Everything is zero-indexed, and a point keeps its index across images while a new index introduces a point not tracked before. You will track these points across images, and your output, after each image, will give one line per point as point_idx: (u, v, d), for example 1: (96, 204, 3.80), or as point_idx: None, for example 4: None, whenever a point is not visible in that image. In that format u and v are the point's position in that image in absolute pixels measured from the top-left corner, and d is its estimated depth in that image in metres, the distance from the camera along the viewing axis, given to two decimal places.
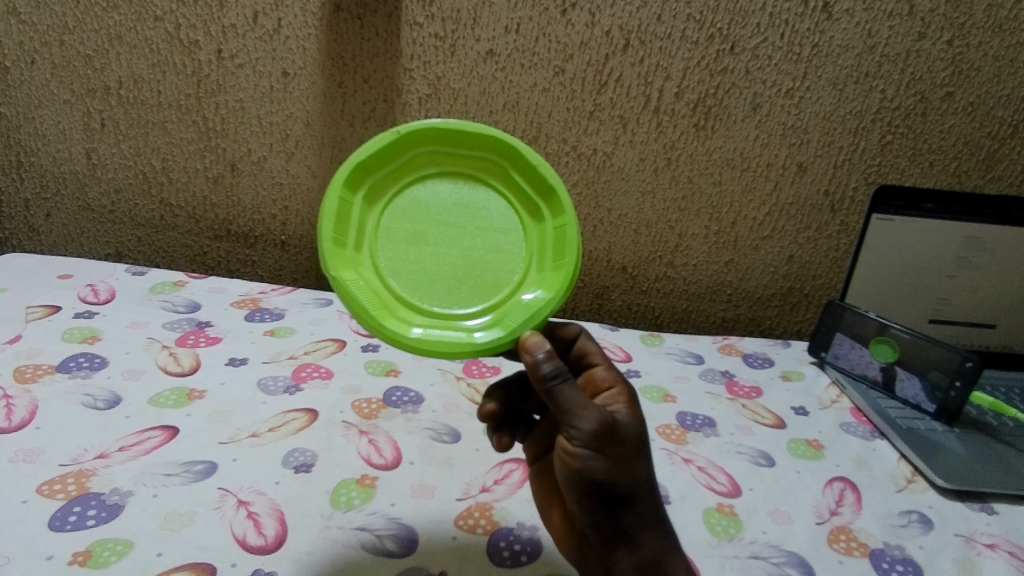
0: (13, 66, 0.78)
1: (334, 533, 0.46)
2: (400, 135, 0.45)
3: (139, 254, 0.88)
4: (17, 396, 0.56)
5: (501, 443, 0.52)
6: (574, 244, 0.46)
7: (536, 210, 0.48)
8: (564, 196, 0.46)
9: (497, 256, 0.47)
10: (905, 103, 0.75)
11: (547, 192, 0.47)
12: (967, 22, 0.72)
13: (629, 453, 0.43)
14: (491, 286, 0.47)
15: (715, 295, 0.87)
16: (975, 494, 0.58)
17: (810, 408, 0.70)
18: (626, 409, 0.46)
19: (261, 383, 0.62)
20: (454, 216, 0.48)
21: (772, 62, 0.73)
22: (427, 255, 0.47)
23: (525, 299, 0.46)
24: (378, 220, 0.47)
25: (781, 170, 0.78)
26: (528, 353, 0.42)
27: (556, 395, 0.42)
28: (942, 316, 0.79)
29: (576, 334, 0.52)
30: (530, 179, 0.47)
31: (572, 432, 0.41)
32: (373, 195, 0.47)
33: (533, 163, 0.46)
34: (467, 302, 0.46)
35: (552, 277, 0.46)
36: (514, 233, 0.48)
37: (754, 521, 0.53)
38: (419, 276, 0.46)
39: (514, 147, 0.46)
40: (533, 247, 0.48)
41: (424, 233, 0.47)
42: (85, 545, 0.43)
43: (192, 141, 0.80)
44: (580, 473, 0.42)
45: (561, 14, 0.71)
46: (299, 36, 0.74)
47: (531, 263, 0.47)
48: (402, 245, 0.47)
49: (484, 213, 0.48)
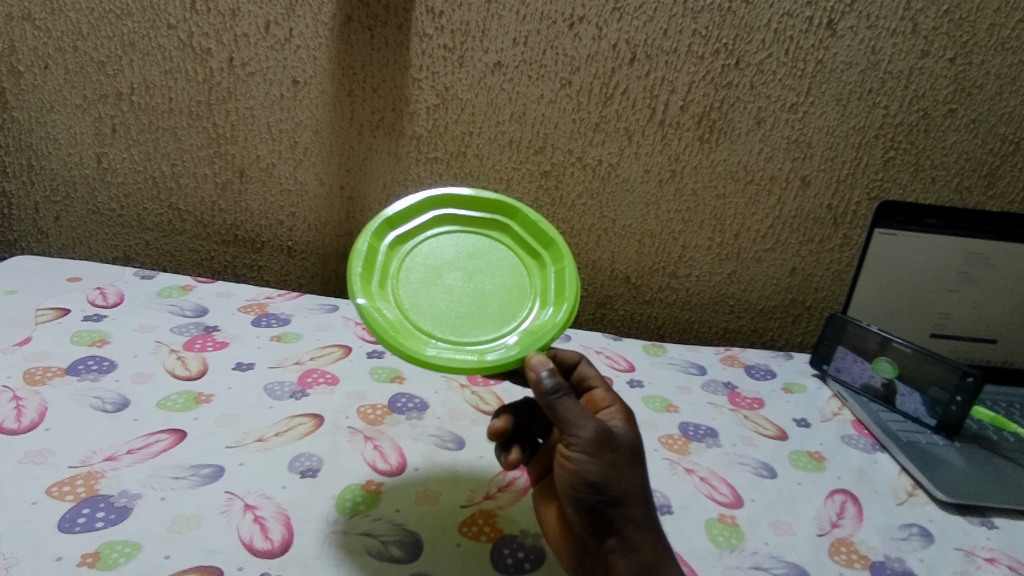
0: (27, 71, 0.79)
1: (339, 538, 0.47)
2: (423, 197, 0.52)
3: (146, 258, 0.89)
4: (27, 397, 0.57)
5: (511, 462, 0.50)
6: (572, 280, 0.49)
7: (539, 259, 0.52)
8: (563, 244, 0.51)
9: (505, 295, 0.50)
10: (907, 119, 0.76)
11: (548, 244, 0.52)
12: (970, 40, 0.73)
13: (625, 460, 0.44)
14: (501, 318, 0.48)
15: (718, 306, 0.87)
16: (976, 509, 0.59)
17: (812, 420, 0.71)
18: (623, 424, 0.47)
19: (268, 388, 0.63)
20: (467, 263, 0.51)
21: (776, 77, 0.74)
22: (444, 293, 0.49)
23: (532, 329, 0.47)
24: (400, 265, 0.50)
25: (784, 184, 0.79)
26: (532, 370, 0.43)
27: (557, 407, 0.43)
28: (944, 330, 0.79)
29: (576, 361, 0.53)
30: (532, 236, 0.53)
31: (571, 439, 0.43)
32: (396, 245, 0.51)
33: (534, 219, 0.52)
34: (478, 331, 0.47)
35: (555, 309, 0.48)
36: (521, 277, 0.51)
37: (756, 533, 0.53)
38: (437, 310, 0.48)
39: (518, 208, 0.53)
40: (537, 288, 0.50)
41: (440, 276, 0.50)
42: (94, 546, 0.43)
43: (202, 146, 0.81)
44: (580, 480, 0.42)
45: (568, 28, 0.72)
46: (309, 45, 0.75)
47: (535, 301, 0.50)
48: (422, 285, 0.49)
49: (495, 261, 0.52)
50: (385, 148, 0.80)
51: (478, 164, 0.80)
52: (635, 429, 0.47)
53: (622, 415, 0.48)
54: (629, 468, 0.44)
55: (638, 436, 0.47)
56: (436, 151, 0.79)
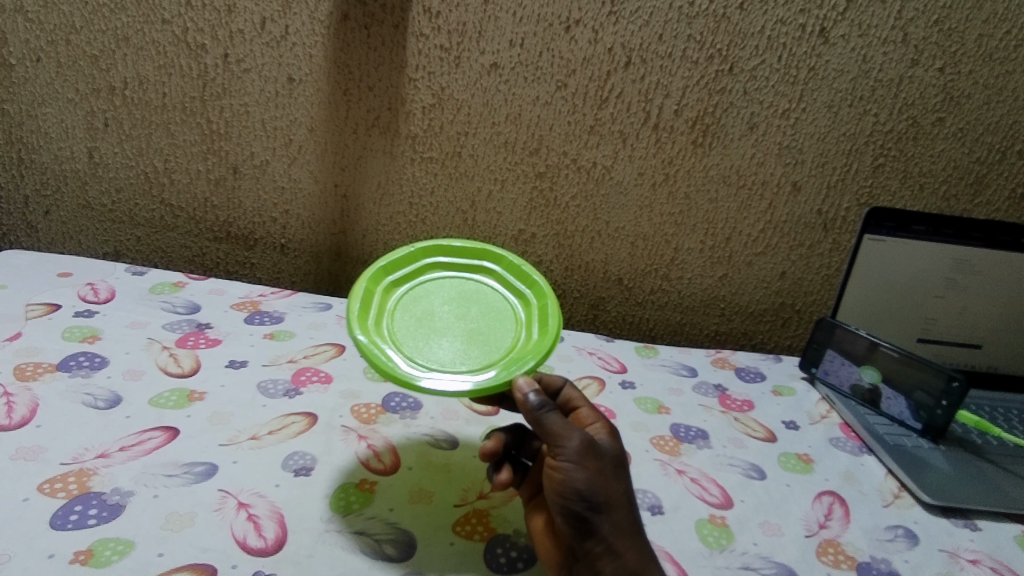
0: (18, 63, 0.78)
1: (334, 537, 0.47)
2: (415, 247, 0.55)
3: (137, 254, 0.88)
4: (17, 394, 0.56)
5: (501, 483, 0.49)
6: (555, 312, 0.51)
7: (523, 300, 0.54)
8: (545, 282, 0.53)
9: (493, 330, 0.52)
10: (897, 127, 0.77)
11: (531, 285, 0.54)
12: (959, 51, 0.74)
13: (607, 468, 0.44)
14: (491, 350, 0.50)
15: (709, 309, 0.88)
16: (960, 511, 0.60)
17: (801, 423, 0.72)
18: (609, 438, 0.48)
19: (261, 387, 0.63)
20: (457, 304, 0.54)
21: (769, 83, 0.75)
22: (437, 330, 0.51)
23: (519, 356, 0.49)
24: (394, 306, 0.53)
25: (775, 190, 0.80)
26: (518, 391, 0.45)
27: (545, 423, 0.44)
28: (930, 336, 0.81)
29: (561, 385, 0.52)
30: (516, 279, 0.55)
31: (559, 449, 0.43)
32: (391, 288, 0.54)
33: (517, 262, 0.55)
34: (469, 362, 0.49)
35: (539, 338, 0.50)
36: (507, 316, 0.53)
37: (745, 533, 0.54)
38: (430, 344, 0.50)
39: (501, 255, 0.56)
40: (523, 324, 0.52)
41: (432, 315, 0.53)
42: (87, 544, 0.43)
43: (196, 142, 0.81)
44: (564, 486, 0.43)
45: (564, 31, 0.73)
46: (305, 43, 0.75)
47: (522, 334, 0.51)
48: (415, 323, 0.52)
49: (483, 303, 0.54)
50: (380, 147, 0.80)
51: (473, 164, 0.80)
52: (621, 442, 0.48)
53: (608, 428, 0.48)
54: (613, 476, 0.45)
55: (624, 448, 0.48)
56: (431, 150, 0.79)
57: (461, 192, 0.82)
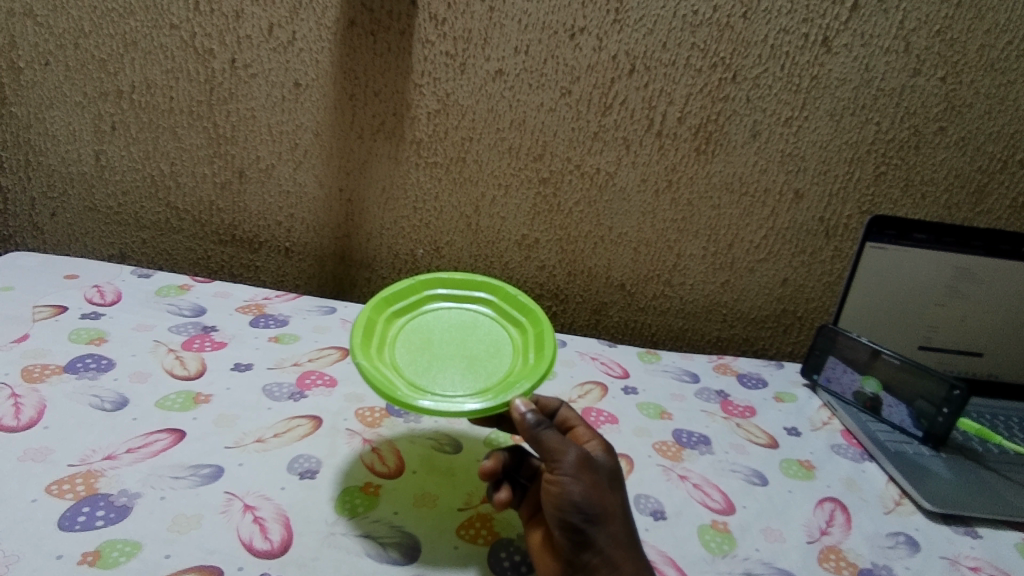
0: (27, 66, 0.79)
1: (338, 540, 0.47)
2: (416, 279, 0.56)
3: (143, 256, 0.89)
4: (25, 395, 0.57)
5: (501, 502, 0.49)
6: (551, 338, 0.51)
7: (519, 328, 0.55)
8: (540, 309, 0.54)
9: (490, 357, 0.52)
10: (899, 136, 0.78)
11: (527, 313, 0.55)
12: (961, 60, 0.74)
13: (603, 482, 0.45)
14: (488, 377, 0.50)
15: (711, 315, 0.89)
16: (960, 519, 0.60)
17: (803, 429, 0.72)
18: (604, 454, 0.48)
19: (267, 390, 0.63)
20: (456, 333, 0.54)
21: (772, 91, 0.75)
22: (437, 358, 0.52)
23: (514, 379, 0.49)
24: (395, 336, 0.53)
25: (778, 197, 0.81)
26: (515, 410, 0.45)
27: (540, 439, 0.44)
28: (931, 344, 0.81)
29: (557, 407, 0.51)
30: (513, 309, 0.56)
31: (554, 464, 0.44)
32: (393, 318, 0.54)
33: (513, 292, 0.56)
34: (468, 387, 0.49)
35: (535, 363, 0.50)
36: (503, 343, 0.54)
37: (747, 539, 0.54)
38: (429, 372, 0.50)
39: (499, 286, 0.57)
40: (519, 351, 0.53)
41: (432, 344, 0.53)
42: (95, 545, 0.44)
43: (203, 146, 0.81)
44: (561, 498, 0.43)
45: (570, 38, 0.73)
46: (312, 49, 0.75)
47: (518, 361, 0.52)
48: (416, 351, 0.52)
49: (481, 331, 0.55)
50: (385, 152, 0.80)
51: (477, 169, 0.81)
52: (616, 459, 0.48)
53: (604, 445, 0.49)
54: (610, 488, 0.45)
55: (619, 464, 0.48)
56: (436, 155, 0.80)
57: (464, 197, 0.82)
